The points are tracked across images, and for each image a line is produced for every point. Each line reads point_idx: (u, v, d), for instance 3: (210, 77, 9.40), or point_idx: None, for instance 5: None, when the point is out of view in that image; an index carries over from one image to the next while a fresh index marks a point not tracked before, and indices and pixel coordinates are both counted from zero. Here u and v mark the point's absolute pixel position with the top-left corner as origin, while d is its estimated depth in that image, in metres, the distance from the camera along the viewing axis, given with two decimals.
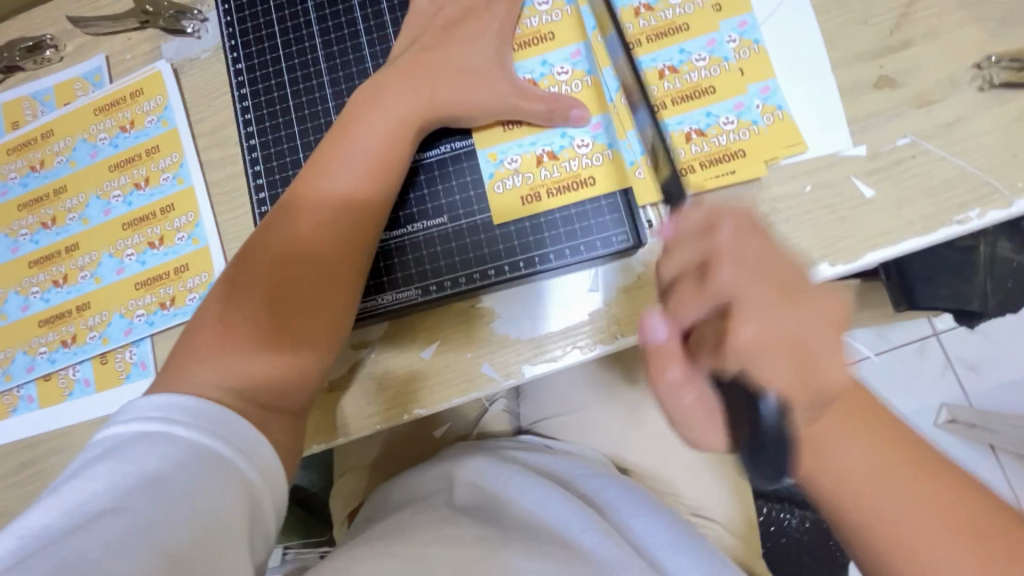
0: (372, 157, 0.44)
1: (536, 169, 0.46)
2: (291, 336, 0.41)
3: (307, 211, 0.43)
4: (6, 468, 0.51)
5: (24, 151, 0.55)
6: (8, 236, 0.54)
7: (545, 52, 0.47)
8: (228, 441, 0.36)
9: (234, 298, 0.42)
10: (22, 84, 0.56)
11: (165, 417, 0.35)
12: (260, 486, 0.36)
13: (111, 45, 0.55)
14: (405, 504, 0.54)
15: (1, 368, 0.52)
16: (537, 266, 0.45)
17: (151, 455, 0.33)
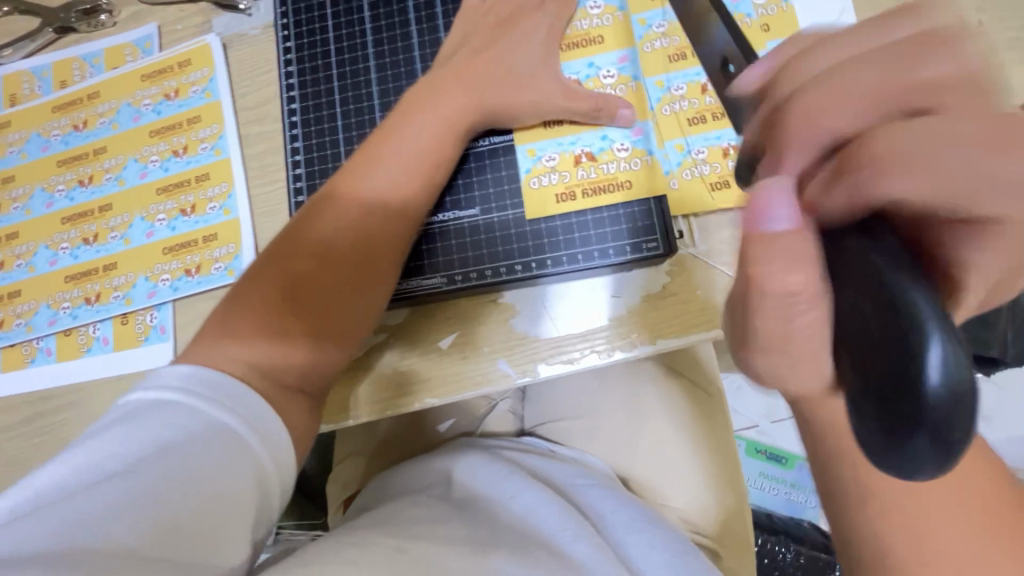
0: (416, 152, 0.45)
1: (574, 169, 0.46)
2: (315, 325, 0.42)
3: (350, 204, 0.44)
4: (17, 418, 0.51)
5: (68, 110, 0.56)
6: (44, 190, 0.55)
7: (594, 54, 0.47)
8: (243, 417, 0.36)
9: (268, 282, 0.42)
10: (74, 45, 0.57)
11: (186, 388, 0.35)
12: (268, 466, 0.36)
13: (164, 15, 0.56)
14: (401, 494, 0.54)
15: (23, 319, 0.53)
16: (563, 265, 0.45)
17: (168, 424, 0.34)
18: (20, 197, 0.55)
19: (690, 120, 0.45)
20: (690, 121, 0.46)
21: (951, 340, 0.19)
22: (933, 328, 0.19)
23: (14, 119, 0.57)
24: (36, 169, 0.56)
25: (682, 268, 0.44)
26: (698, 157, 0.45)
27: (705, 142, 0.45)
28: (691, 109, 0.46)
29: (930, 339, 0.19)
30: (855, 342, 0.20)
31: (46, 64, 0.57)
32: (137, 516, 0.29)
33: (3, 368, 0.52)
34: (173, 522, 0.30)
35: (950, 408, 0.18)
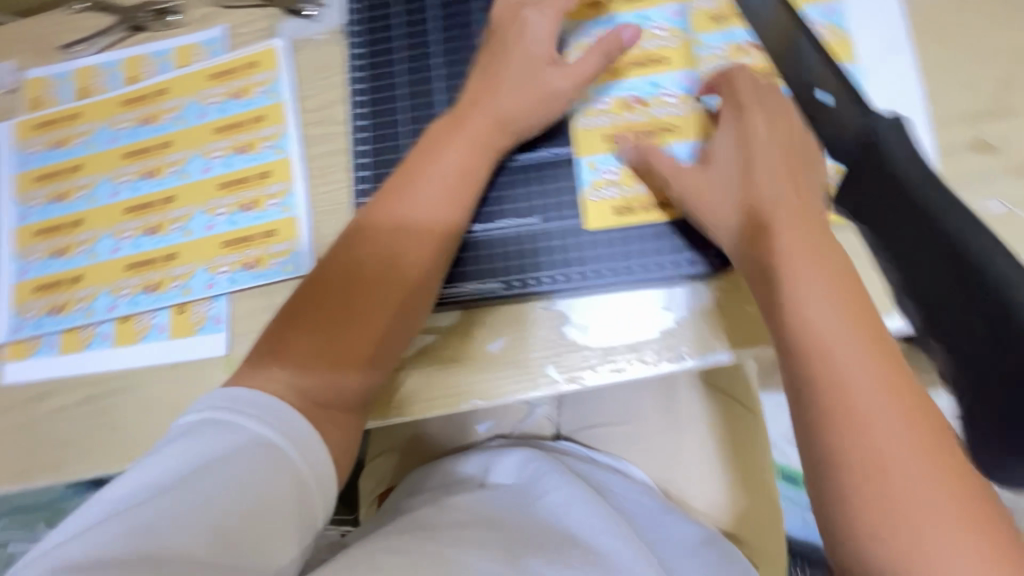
0: (449, 178, 0.46)
1: (634, 183, 0.47)
2: (361, 352, 0.43)
3: (384, 231, 0.45)
4: (75, 399, 0.53)
5: (137, 105, 0.58)
6: (110, 180, 0.57)
7: (629, 76, 0.48)
8: (282, 431, 0.37)
9: (306, 310, 0.43)
10: (145, 43, 0.60)
11: (233, 408, 0.37)
12: (310, 482, 0.37)
13: (233, 18, 0.59)
14: (439, 492, 0.55)
15: (84, 303, 0.54)
16: (619, 276, 0.46)
17: (217, 440, 0.35)
18: (86, 186, 0.57)
19: None
20: None
21: None
22: None
23: (84, 111, 0.59)
24: (104, 160, 0.58)
25: (732, 284, 0.45)
26: None
27: None
28: None
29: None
30: None
31: (118, 61, 0.60)
32: (195, 521, 0.31)
33: (63, 351, 0.54)
34: (228, 528, 0.32)
35: None
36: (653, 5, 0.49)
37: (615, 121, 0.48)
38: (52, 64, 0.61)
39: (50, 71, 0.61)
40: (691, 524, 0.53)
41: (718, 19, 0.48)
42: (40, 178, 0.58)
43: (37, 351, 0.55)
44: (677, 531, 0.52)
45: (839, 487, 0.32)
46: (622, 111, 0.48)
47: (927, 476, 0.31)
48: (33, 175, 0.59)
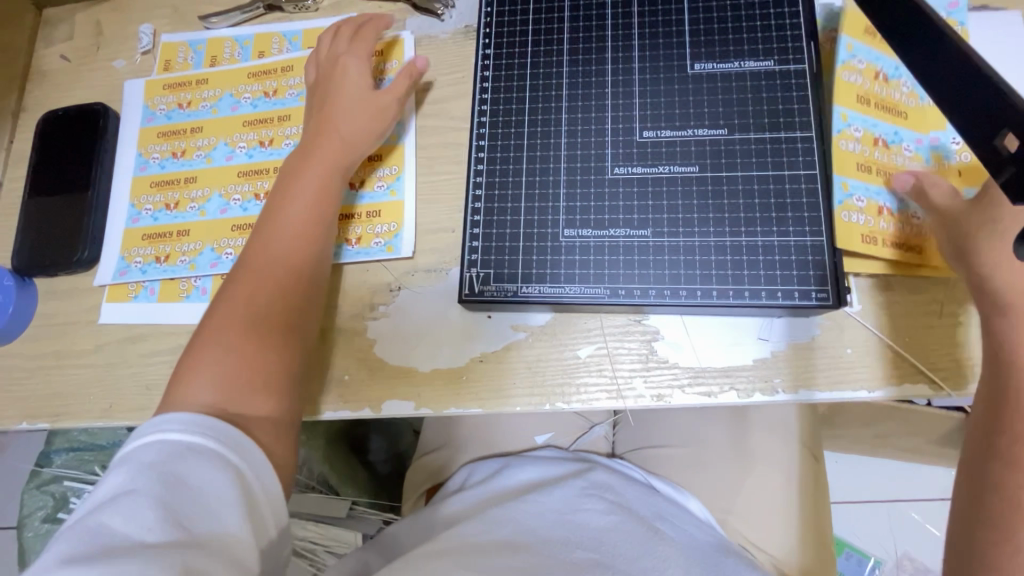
0: (310, 200, 0.48)
1: (877, 217, 0.45)
2: (263, 358, 0.43)
3: (258, 260, 0.47)
4: (165, 346, 0.55)
5: (262, 78, 0.61)
6: (227, 144, 0.60)
7: (876, 112, 0.47)
8: (216, 437, 0.37)
9: (203, 361, 0.42)
10: (278, 22, 0.63)
11: (156, 424, 0.37)
12: (252, 479, 0.37)
13: (363, 8, 0.61)
14: (493, 501, 0.54)
15: (188, 257, 0.57)
16: (729, 300, 0.44)
17: (153, 454, 0.35)
18: (203, 147, 0.60)
19: (858, 164, 0.45)
20: (861, 166, 0.46)
21: None
22: None
23: (211, 78, 0.63)
24: (224, 125, 0.61)
25: (835, 323, 0.45)
26: (857, 203, 0.45)
27: (868, 194, 0.45)
28: (863, 156, 0.46)
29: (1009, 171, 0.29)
30: None
31: (250, 35, 0.63)
32: (150, 525, 0.32)
33: (160, 299, 0.56)
34: (186, 524, 0.33)
35: None
36: None
37: (866, 152, 0.46)
38: (188, 31, 0.65)
39: (184, 38, 0.65)
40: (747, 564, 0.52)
41: (869, 35, 0.47)
42: (161, 134, 0.62)
43: (135, 296, 0.57)
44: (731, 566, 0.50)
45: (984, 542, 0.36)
46: (749, 132, 0.46)
47: None
48: (156, 131, 0.62)
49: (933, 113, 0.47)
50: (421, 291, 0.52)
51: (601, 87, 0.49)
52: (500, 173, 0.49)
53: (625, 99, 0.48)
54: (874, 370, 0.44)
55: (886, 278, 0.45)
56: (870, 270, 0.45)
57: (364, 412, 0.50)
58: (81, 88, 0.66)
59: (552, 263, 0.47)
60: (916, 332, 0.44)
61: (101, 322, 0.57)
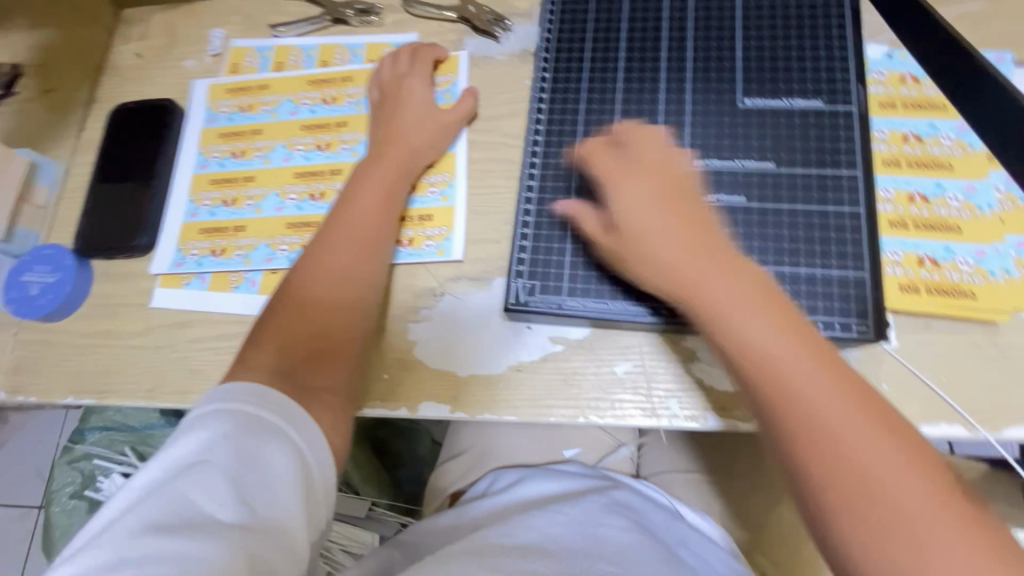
0: (376, 203, 0.51)
1: (917, 268, 0.46)
2: (324, 344, 0.47)
3: (325, 253, 0.49)
4: (212, 333, 0.57)
5: (322, 86, 0.64)
6: (285, 146, 0.63)
7: (912, 173, 0.49)
8: (287, 420, 0.40)
9: (264, 345, 0.45)
10: (342, 35, 0.67)
11: (227, 397, 0.40)
12: (313, 463, 0.40)
13: (424, 27, 0.65)
14: (513, 510, 0.55)
15: (243, 251, 0.59)
16: None
17: (229, 425, 0.38)
18: (263, 147, 0.63)
19: (891, 222, 0.48)
20: (891, 223, 0.48)
21: None
22: None
23: (274, 83, 0.66)
24: (283, 128, 0.64)
25: (874, 357, 0.45)
26: (892, 256, 0.47)
27: (901, 248, 0.47)
28: (892, 213, 0.48)
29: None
30: None
31: (315, 46, 0.67)
32: (220, 499, 0.35)
33: (210, 287, 0.59)
34: (256, 500, 0.36)
35: None
36: (943, 117, 0.50)
37: (899, 210, 0.48)
38: (257, 38, 0.69)
39: (253, 44, 0.68)
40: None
41: (890, 104, 0.51)
42: (223, 135, 0.65)
43: (187, 283, 0.59)
44: None
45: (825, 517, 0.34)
46: (795, 166, 0.48)
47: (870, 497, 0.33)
48: (218, 130, 0.65)
49: (980, 163, 0.49)
50: (465, 298, 0.53)
51: (654, 114, 0.51)
52: (550, 193, 0.51)
53: (675, 126, 0.50)
54: (914, 407, 0.44)
55: (927, 318, 0.46)
56: (912, 309, 0.46)
57: (400, 412, 0.51)
58: (152, 84, 0.70)
59: (596, 279, 0.49)
60: (954, 373, 0.45)
61: (152, 306, 0.59)
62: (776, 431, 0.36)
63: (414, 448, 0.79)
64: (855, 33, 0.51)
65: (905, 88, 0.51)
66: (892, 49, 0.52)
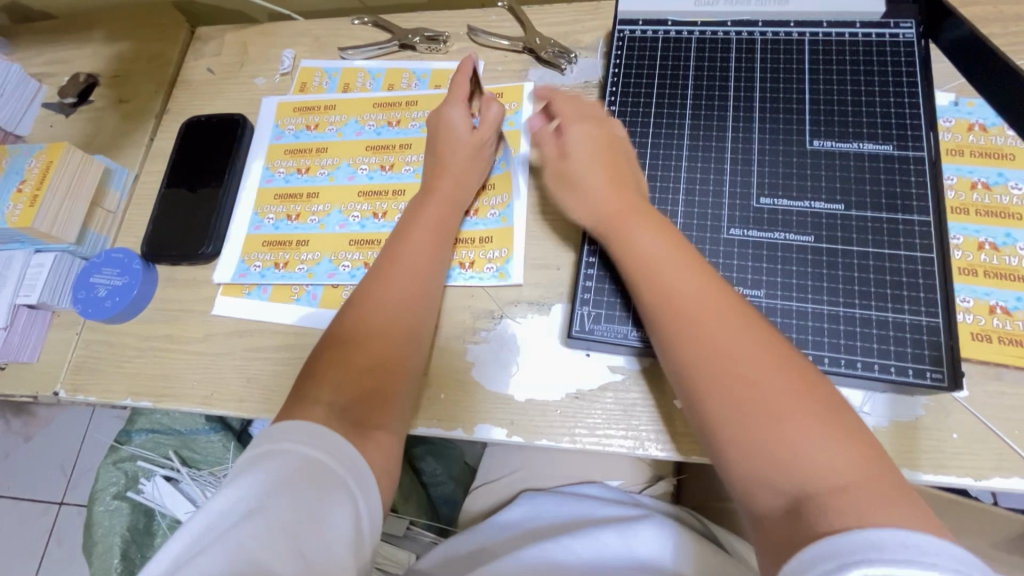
0: (430, 241, 0.52)
1: (988, 316, 0.46)
2: (382, 377, 0.46)
3: (378, 289, 0.49)
4: (271, 343, 0.58)
5: (388, 108, 0.67)
6: (350, 164, 0.65)
7: (983, 221, 0.49)
8: (342, 460, 0.39)
9: (319, 381, 0.44)
10: (408, 60, 0.69)
11: (282, 441, 0.39)
12: (364, 508, 0.39)
13: (489, 56, 0.67)
14: (535, 536, 0.56)
15: (305, 264, 0.60)
16: (841, 369, 0.44)
17: (286, 467, 0.37)
18: (327, 165, 0.65)
19: (960, 269, 0.48)
20: (960, 269, 0.48)
21: None
22: None
23: (340, 104, 0.68)
24: (349, 146, 0.66)
25: (942, 405, 0.45)
26: (960, 304, 0.47)
27: (971, 295, 0.47)
28: (961, 260, 0.48)
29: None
30: None
31: (382, 69, 0.69)
32: (278, 548, 0.34)
33: (272, 298, 0.60)
34: (308, 550, 0.35)
35: None
36: (1013, 166, 0.50)
37: (969, 256, 0.48)
38: (326, 60, 0.71)
39: (322, 65, 0.71)
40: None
41: (958, 151, 0.51)
42: (289, 151, 0.67)
43: (248, 293, 0.61)
44: None
45: (719, 439, 0.37)
46: (865, 209, 0.48)
47: (766, 412, 0.35)
48: (284, 147, 0.67)
49: None
50: (523, 322, 0.54)
51: (721, 151, 0.52)
52: None
53: (742, 164, 0.51)
54: (986, 458, 0.43)
55: (998, 368, 0.45)
56: (981, 357, 0.45)
57: (455, 432, 0.51)
58: (222, 100, 0.72)
59: None
60: None
61: (213, 313, 0.61)
62: (671, 343, 0.41)
63: (446, 468, 0.78)
64: (925, 79, 0.51)
65: (973, 136, 0.52)
66: (958, 98, 0.53)
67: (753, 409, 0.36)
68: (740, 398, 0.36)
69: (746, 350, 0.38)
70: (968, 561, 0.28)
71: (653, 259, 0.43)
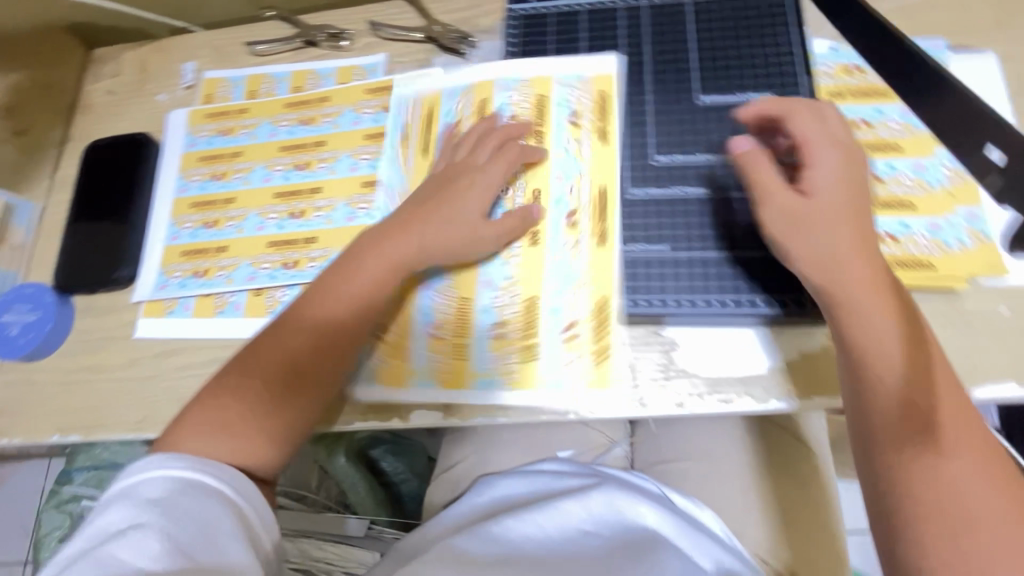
0: (420, 246, 0.50)
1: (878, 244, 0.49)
2: (316, 379, 0.47)
3: (355, 291, 0.49)
4: (197, 360, 0.57)
5: (299, 108, 0.66)
6: (264, 168, 0.64)
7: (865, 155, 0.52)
8: (218, 475, 0.41)
9: (269, 359, 0.48)
10: (314, 60, 0.68)
11: (165, 459, 0.41)
12: (249, 512, 0.41)
13: (393, 48, 0.67)
14: (492, 514, 0.58)
15: (226, 271, 0.60)
16: (743, 307, 0.48)
17: (156, 487, 0.39)
18: (267, 151, 0.64)
19: None
20: None
21: None
22: None
23: (252, 108, 0.67)
24: (262, 150, 0.65)
25: None
26: None
27: None
28: None
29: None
30: None
31: (287, 72, 0.68)
32: (156, 553, 0.35)
33: (195, 314, 0.59)
34: (190, 554, 0.36)
35: None
36: (890, 102, 0.53)
37: None
38: (229, 68, 0.70)
39: (226, 74, 0.70)
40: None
41: (839, 93, 0.54)
42: (202, 159, 0.66)
43: (171, 311, 0.59)
44: None
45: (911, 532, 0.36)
46: None
47: (993, 524, 0.34)
48: (198, 155, 0.66)
49: (928, 141, 0.51)
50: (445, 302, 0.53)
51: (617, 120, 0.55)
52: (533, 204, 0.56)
53: (639, 128, 0.54)
54: None
55: None
56: None
57: (392, 422, 0.51)
58: (127, 120, 0.70)
59: None
60: None
61: (136, 336, 0.59)
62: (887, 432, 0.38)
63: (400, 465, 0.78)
64: (798, 26, 0.54)
65: (851, 78, 0.54)
66: (836, 43, 0.55)
67: (957, 514, 0.35)
68: (949, 500, 0.35)
69: (969, 463, 0.36)
70: None
71: (879, 349, 0.40)
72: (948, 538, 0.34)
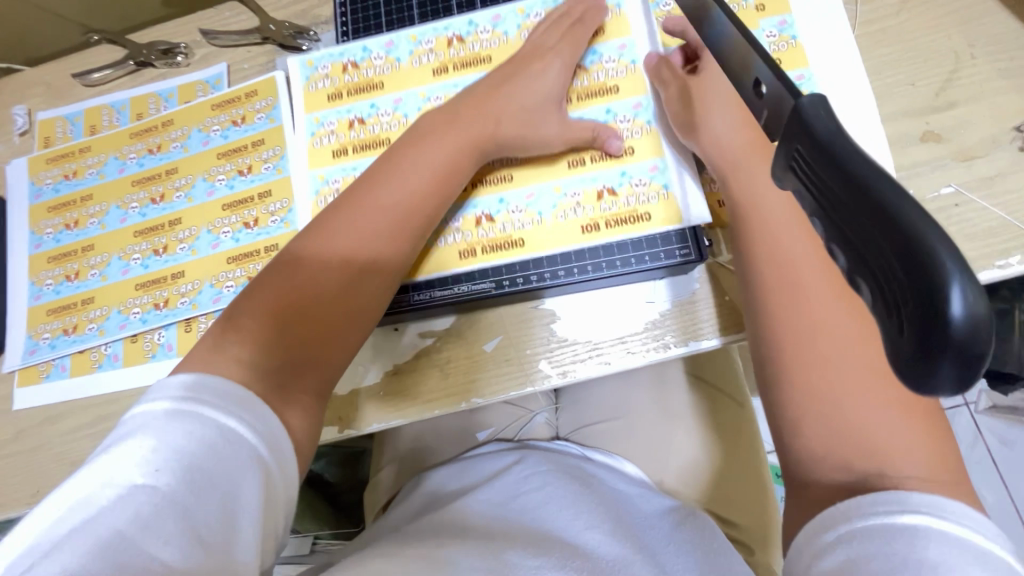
0: (438, 164, 0.47)
1: None
2: (344, 310, 0.43)
3: (378, 211, 0.45)
4: (83, 420, 0.55)
5: (144, 136, 0.62)
6: (119, 207, 0.60)
7: None
8: (254, 427, 0.35)
9: (293, 282, 0.42)
10: (152, 82, 0.64)
11: (188, 398, 0.34)
12: (278, 479, 0.35)
13: (232, 55, 0.63)
14: (427, 503, 0.57)
15: (97, 323, 0.57)
16: (603, 271, 0.49)
17: (182, 434, 0.32)
18: (119, 187, 0.61)
19: None
20: None
21: (971, 283, 0.17)
22: (953, 271, 0.17)
23: (94, 145, 0.63)
24: (113, 188, 0.61)
25: (708, 274, 0.49)
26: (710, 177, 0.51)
27: None
28: None
29: (956, 275, 0.17)
30: (875, 266, 0.19)
31: (125, 99, 0.64)
32: (167, 528, 0.30)
33: (72, 373, 0.56)
34: (203, 539, 0.30)
35: (969, 335, 0.17)
36: None
37: None
38: (63, 106, 0.65)
39: (61, 112, 0.65)
40: (652, 515, 0.52)
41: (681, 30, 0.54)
42: (52, 209, 0.61)
43: (47, 375, 0.56)
44: (646, 527, 0.50)
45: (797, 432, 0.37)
46: None
47: (870, 413, 0.35)
48: (46, 206, 0.62)
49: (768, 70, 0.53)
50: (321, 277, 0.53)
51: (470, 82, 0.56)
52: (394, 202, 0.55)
53: None
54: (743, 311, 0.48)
55: None
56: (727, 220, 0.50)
57: None
58: None
59: None
60: None
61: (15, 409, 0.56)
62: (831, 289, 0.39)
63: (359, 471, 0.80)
64: None
65: None
66: None
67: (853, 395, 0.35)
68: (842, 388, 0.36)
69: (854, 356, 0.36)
70: (981, 521, 0.29)
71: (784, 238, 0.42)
72: (823, 407, 0.36)
